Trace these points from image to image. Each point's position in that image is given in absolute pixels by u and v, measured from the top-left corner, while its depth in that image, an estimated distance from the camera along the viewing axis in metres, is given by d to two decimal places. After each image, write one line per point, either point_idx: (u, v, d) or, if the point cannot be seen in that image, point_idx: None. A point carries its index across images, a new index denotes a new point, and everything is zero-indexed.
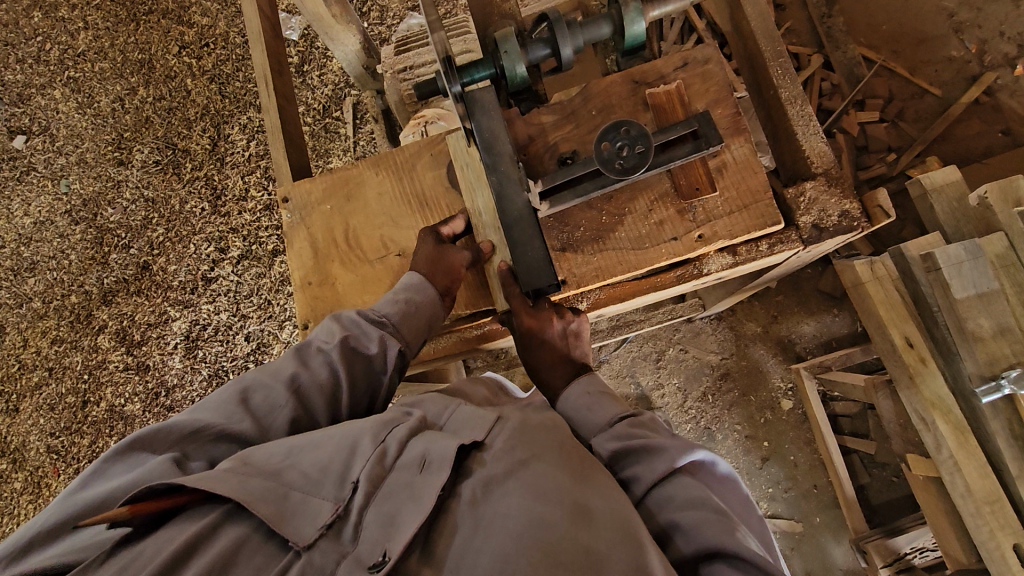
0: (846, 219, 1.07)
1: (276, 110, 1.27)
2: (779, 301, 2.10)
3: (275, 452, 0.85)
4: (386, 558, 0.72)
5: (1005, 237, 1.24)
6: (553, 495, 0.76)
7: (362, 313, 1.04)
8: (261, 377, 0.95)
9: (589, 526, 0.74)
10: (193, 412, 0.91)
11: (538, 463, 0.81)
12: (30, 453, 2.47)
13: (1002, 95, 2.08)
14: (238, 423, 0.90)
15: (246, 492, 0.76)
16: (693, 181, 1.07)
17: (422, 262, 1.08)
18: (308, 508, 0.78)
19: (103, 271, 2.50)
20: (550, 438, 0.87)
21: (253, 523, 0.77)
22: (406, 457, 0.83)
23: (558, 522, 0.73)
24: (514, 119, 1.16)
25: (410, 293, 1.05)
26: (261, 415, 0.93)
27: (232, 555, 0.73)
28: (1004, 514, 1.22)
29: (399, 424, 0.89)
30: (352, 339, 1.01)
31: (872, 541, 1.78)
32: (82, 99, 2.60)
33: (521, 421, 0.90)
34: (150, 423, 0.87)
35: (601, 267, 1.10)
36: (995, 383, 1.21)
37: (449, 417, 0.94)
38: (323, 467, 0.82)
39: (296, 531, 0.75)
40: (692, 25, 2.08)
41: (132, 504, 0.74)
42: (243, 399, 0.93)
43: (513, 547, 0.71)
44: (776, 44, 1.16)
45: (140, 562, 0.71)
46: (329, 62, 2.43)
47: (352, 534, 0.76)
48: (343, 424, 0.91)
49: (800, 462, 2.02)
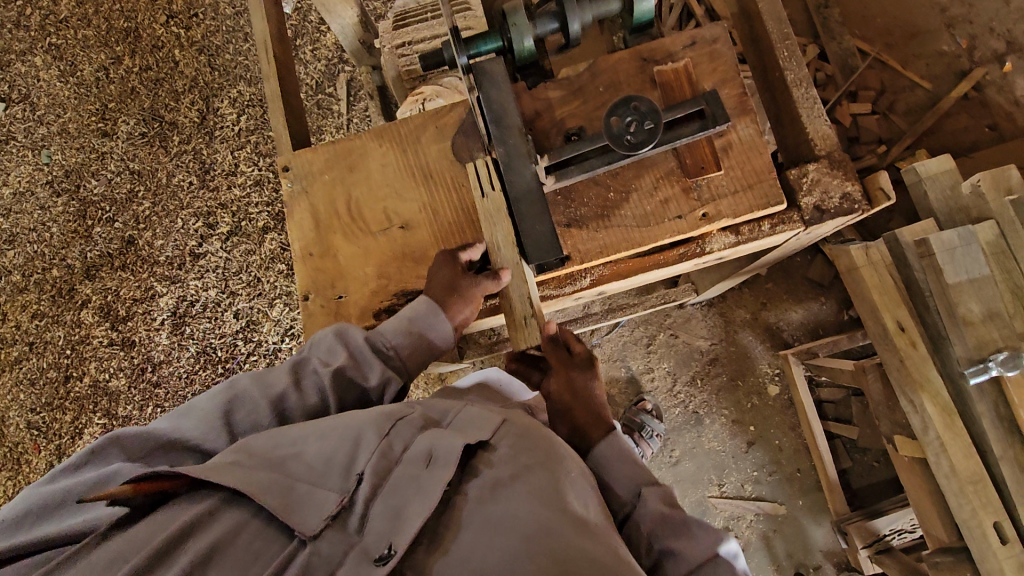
0: (847, 202, 1.09)
1: (276, 77, 1.24)
2: (769, 289, 2.13)
3: (278, 441, 0.83)
4: (392, 552, 0.71)
5: (995, 225, 1.29)
6: (559, 503, 0.78)
7: (370, 337, 1.03)
8: (251, 390, 0.93)
9: (592, 535, 0.76)
10: (177, 416, 0.88)
11: (545, 468, 0.83)
12: (9, 429, 2.42)
13: (990, 91, 2.11)
14: (215, 442, 0.88)
15: (255, 481, 0.75)
16: (699, 159, 1.08)
17: (439, 292, 1.06)
18: (314, 499, 0.76)
19: (86, 245, 2.43)
20: (553, 445, 0.89)
21: (253, 509, 0.75)
22: (413, 453, 0.82)
23: (565, 527, 0.75)
24: (520, 93, 1.15)
25: (426, 325, 1.05)
26: (242, 429, 0.91)
27: (230, 538, 0.72)
28: (986, 492, 1.26)
29: (404, 418, 0.88)
30: (351, 365, 0.99)
31: (853, 523, 1.82)
32: (64, 67, 2.52)
33: (525, 425, 0.91)
34: (132, 427, 0.84)
35: (606, 244, 1.10)
36: (983, 365, 1.24)
37: (454, 416, 0.93)
38: (328, 459, 0.81)
39: (302, 520, 0.73)
40: (691, 11, 2.09)
41: (136, 482, 0.73)
42: (228, 414, 0.90)
43: (522, 548, 0.72)
44: (782, 27, 1.16)
45: (140, 541, 0.70)
46: (322, 36, 2.39)
47: (358, 525, 0.75)
48: (344, 414, 0.89)
49: (785, 446, 2.06)
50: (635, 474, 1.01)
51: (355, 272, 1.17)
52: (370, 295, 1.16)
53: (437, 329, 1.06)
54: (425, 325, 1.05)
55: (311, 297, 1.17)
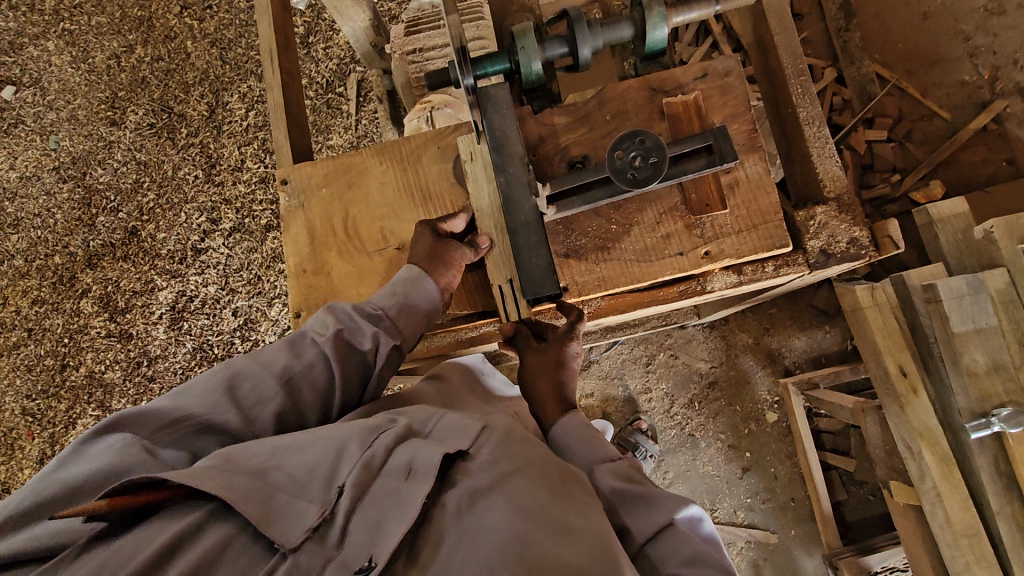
0: (854, 247, 1.06)
1: (280, 87, 1.22)
2: (772, 314, 2.09)
3: (259, 448, 0.80)
4: (373, 564, 0.69)
5: (1006, 273, 1.25)
6: (536, 510, 0.74)
7: (358, 306, 1.00)
8: (252, 365, 0.90)
9: (572, 540, 0.72)
10: (176, 396, 0.85)
11: (523, 473, 0.79)
12: (5, 413, 2.44)
13: (1010, 124, 2.07)
14: (223, 415, 0.85)
15: (233, 490, 0.72)
16: (704, 197, 1.05)
17: (420, 255, 1.04)
18: (294, 511, 0.74)
19: (89, 233, 2.43)
20: (535, 450, 0.84)
21: (241, 523, 0.73)
22: (393, 464, 0.79)
23: (542, 536, 0.71)
24: (525, 118, 1.13)
25: (411, 286, 1.02)
26: (247, 406, 0.88)
27: (217, 555, 0.70)
28: (981, 546, 1.24)
29: (388, 429, 0.84)
30: (345, 332, 0.96)
31: (845, 558, 1.80)
32: (76, 53, 2.52)
33: (508, 430, 0.87)
34: (130, 407, 0.81)
35: (605, 277, 1.08)
36: (985, 420, 1.21)
37: (435, 424, 0.89)
38: (310, 470, 0.78)
39: (283, 533, 0.71)
40: (708, 28, 2.05)
41: (112, 496, 0.69)
42: (231, 388, 0.88)
43: (498, 561, 0.69)
44: (797, 62, 1.13)
45: (117, 561, 0.67)
46: (335, 35, 2.37)
47: (338, 538, 0.73)
48: (328, 425, 0.86)
49: (780, 475, 2.03)
50: (567, 424, 0.99)
51: (347, 291, 1.15)
52: None
53: (424, 292, 1.02)
54: (409, 288, 1.02)
55: (303, 314, 1.15)
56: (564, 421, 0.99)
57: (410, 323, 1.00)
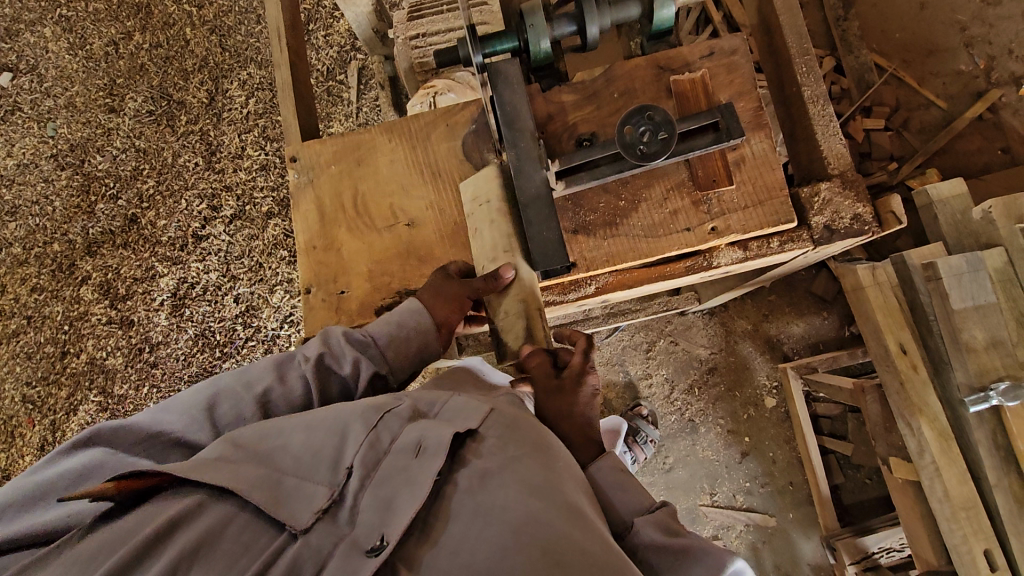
0: (858, 222, 1.07)
1: (287, 66, 1.23)
2: (771, 300, 2.12)
3: (265, 432, 0.81)
4: (384, 542, 0.68)
5: (1004, 253, 1.27)
6: (548, 495, 0.74)
7: (349, 332, 1.01)
8: (233, 386, 0.90)
9: (584, 525, 0.73)
10: (157, 411, 0.86)
11: (533, 458, 0.80)
12: (5, 401, 2.43)
13: (1005, 114, 2.08)
14: (197, 433, 0.85)
15: (241, 480, 0.73)
16: (711, 172, 1.07)
17: (427, 294, 1.05)
18: (302, 493, 0.74)
19: (88, 220, 2.43)
20: (543, 437, 0.85)
21: (242, 502, 0.73)
22: (402, 443, 0.79)
23: (556, 519, 0.71)
24: (534, 95, 1.15)
25: (405, 319, 1.02)
26: (223, 424, 0.88)
27: (218, 533, 0.69)
28: (979, 520, 1.27)
29: (393, 410, 0.85)
30: (328, 356, 0.97)
31: (843, 539, 1.82)
32: (74, 40, 2.50)
33: (513, 414, 0.88)
34: (110, 421, 0.82)
35: (612, 253, 1.10)
36: (984, 394, 1.24)
37: (443, 406, 0.89)
38: (316, 452, 0.78)
39: (292, 514, 0.71)
40: (709, 16, 2.07)
41: (118, 479, 0.71)
42: (209, 407, 0.88)
43: (512, 542, 0.69)
44: (803, 42, 1.14)
45: (118, 543, 0.67)
46: (335, 23, 2.37)
47: (349, 517, 0.72)
48: (332, 407, 0.86)
49: (778, 459, 2.06)
50: (605, 463, 0.91)
51: (358, 267, 1.16)
52: (374, 291, 1.15)
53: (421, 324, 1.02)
54: (404, 319, 1.02)
55: (313, 290, 1.16)
56: (597, 462, 0.92)
57: (400, 352, 1.00)
